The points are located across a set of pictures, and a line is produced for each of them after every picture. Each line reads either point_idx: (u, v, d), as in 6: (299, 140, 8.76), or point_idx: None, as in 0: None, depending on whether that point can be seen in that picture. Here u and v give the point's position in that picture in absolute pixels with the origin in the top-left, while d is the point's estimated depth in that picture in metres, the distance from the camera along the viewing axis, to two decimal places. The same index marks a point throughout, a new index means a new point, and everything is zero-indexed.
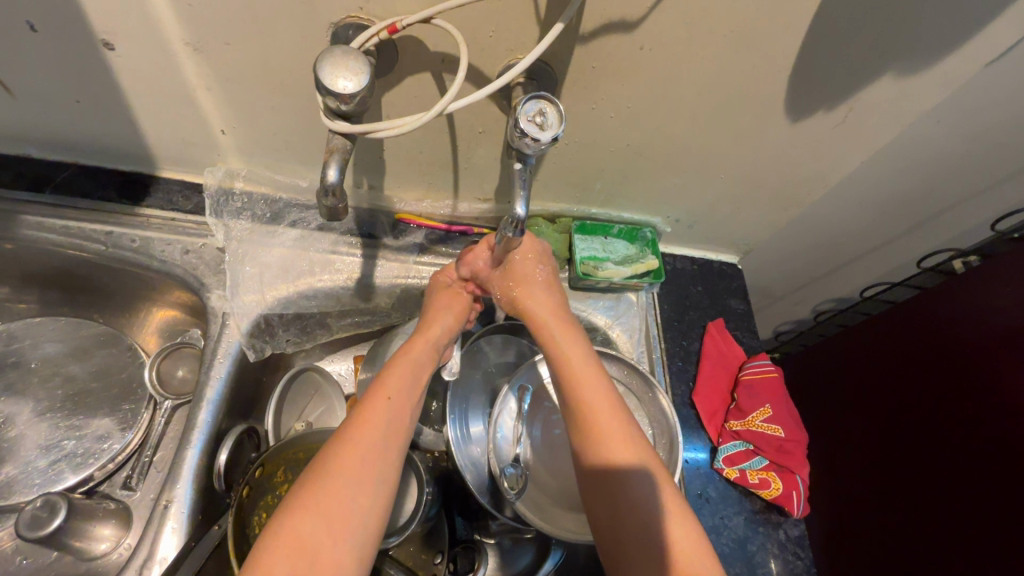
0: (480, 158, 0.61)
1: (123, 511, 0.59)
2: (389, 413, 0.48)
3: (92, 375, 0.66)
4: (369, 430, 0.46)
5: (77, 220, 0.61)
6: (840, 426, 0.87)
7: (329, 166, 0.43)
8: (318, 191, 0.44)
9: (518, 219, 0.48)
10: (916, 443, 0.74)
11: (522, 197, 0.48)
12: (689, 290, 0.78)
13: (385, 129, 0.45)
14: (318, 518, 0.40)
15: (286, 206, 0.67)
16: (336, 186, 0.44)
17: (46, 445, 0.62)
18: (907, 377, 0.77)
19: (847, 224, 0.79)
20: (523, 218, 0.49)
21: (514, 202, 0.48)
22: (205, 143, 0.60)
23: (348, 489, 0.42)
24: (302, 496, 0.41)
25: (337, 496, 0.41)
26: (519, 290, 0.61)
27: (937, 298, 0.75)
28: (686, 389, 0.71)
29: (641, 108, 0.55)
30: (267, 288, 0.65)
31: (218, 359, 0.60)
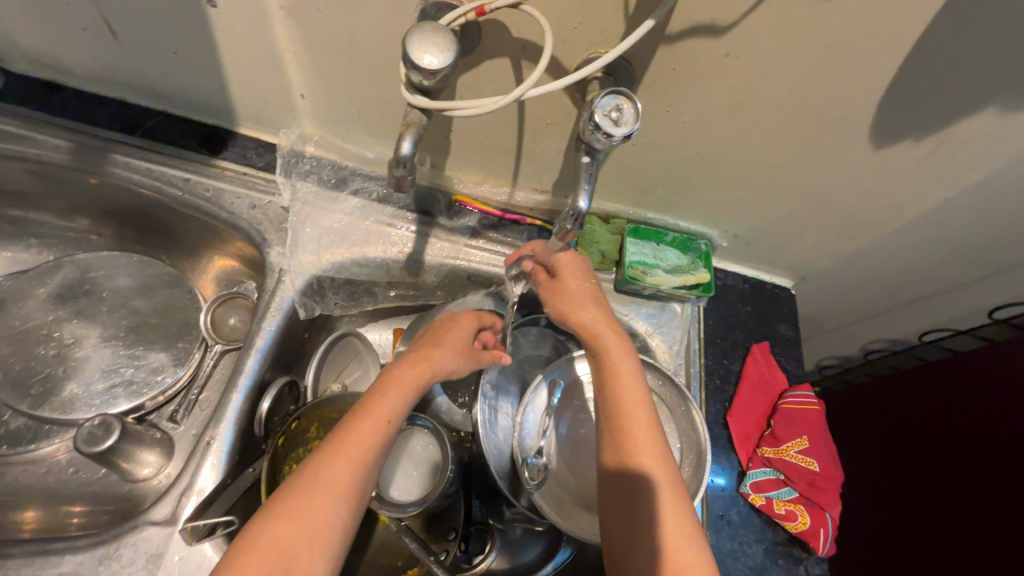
0: (544, 146, 0.61)
1: (167, 442, 0.63)
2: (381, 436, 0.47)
3: (154, 311, 0.71)
4: (360, 442, 0.45)
5: (158, 163, 0.65)
6: (880, 471, 0.84)
7: (403, 138, 0.43)
8: (391, 161, 0.45)
9: (579, 213, 0.48)
10: (954, 496, 0.71)
11: (585, 191, 0.47)
12: (737, 308, 0.76)
13: (462, 109, 0.44)
14: (304, 523, 0.41)
15: (350, 173, 0.68)
16: (407, 158, 0.44)
17: (107, 370, 0.66)
18: (955, 434, 0.73)
19: (918, 265, 0.75)
20: (585, 212, 0.48)
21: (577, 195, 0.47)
22: (285, 105, 0.63)
23: (335, 503, 0.42)
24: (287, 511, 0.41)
25: (320, 506, 0.42)
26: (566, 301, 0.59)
27: (1003, 349, 0.70)
28: (720, 408, 0.69)
29: (719, 115, 0.54)
30: (324, 252, 0.66)
31: (271, 311, 0.62)
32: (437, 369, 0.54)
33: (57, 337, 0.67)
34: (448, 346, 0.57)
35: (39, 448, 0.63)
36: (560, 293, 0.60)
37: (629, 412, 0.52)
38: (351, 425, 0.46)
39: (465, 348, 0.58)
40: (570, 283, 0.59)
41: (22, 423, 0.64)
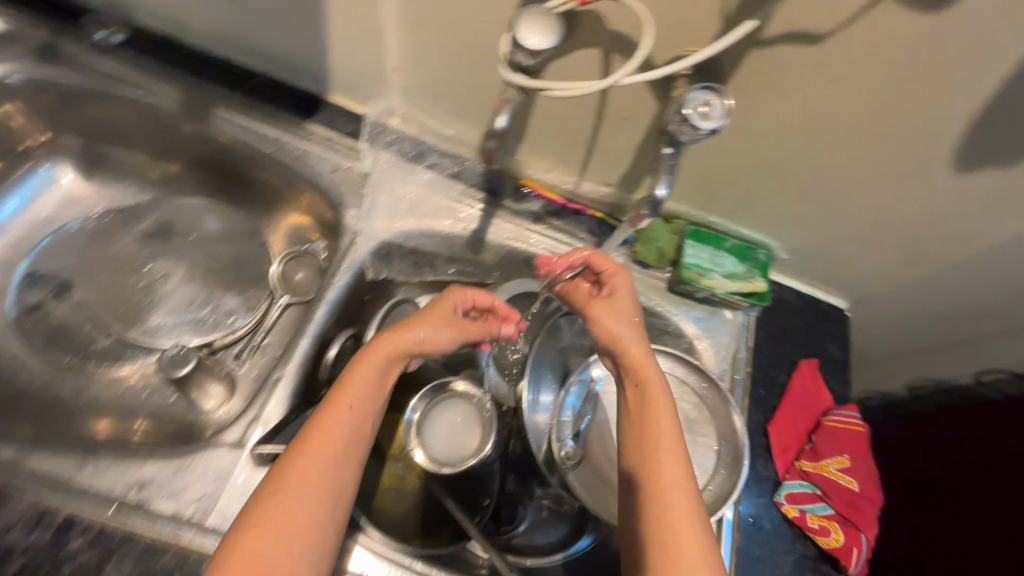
0: (618, 139, 0.63)
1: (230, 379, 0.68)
2: (348, 422, 0.47)
3: (232, 258, 0.75)
4: (324, 442, 0.46)
5: (255, 121, 0.70)
6: (900, 518, 0.75)
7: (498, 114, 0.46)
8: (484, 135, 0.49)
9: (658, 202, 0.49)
10: (983, 553, 0.64)
11: (666, 181, 0.48)
12: (789, 323, 0.75)
13: (561, 90, 0.45)
14: (274, 532, 0.41)
15: (428, 149, 0.72)
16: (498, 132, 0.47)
17: (187, 306, 0.72)
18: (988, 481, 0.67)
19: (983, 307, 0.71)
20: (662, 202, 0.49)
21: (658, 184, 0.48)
22: (377, 77, 0.66)
23: (305, 506, 0.43)
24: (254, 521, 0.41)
25: (290, 511, 0.42)
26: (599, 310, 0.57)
27: None
28: (761, 418, 0.69)
29: (800, 123, 0.54)
30: (395, 220, 0.69)
31: (342, 269, 0.66)
32: (411, 338, 0.55)
33: (148, 271, 0.72)
34: (421, 322, 0.56)
35: (116, 369, 0.68)
36: (606, 306, 0.57)
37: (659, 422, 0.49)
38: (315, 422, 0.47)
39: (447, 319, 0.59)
40: (620, 300, 0.57)
41: (110, 344, 0.69)
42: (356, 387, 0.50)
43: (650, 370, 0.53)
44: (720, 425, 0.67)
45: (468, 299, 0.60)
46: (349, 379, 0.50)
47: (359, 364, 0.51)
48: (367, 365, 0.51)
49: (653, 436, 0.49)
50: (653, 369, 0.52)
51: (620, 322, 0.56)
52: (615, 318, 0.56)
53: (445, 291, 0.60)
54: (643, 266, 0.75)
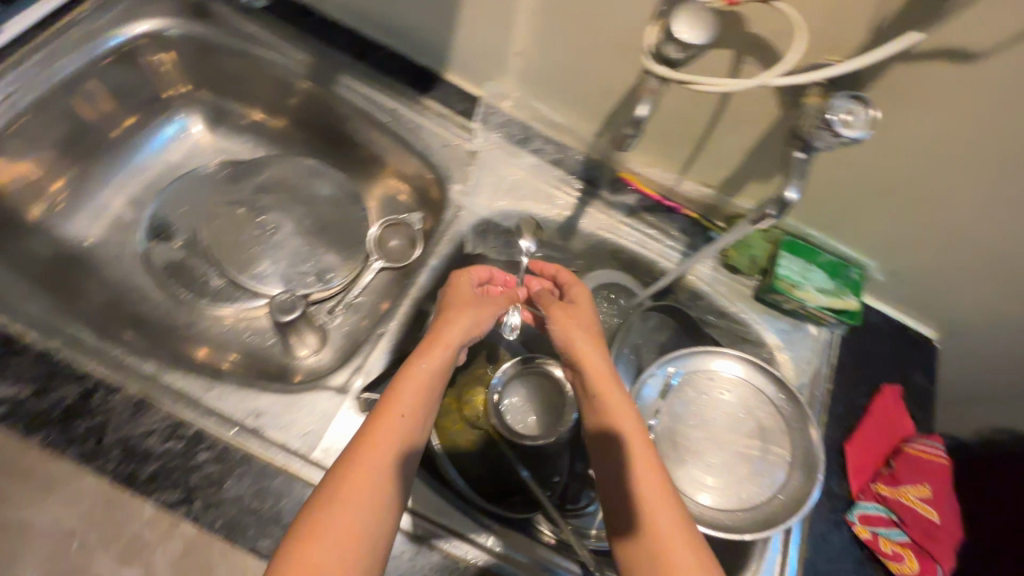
0: (729, 140, 0.64)
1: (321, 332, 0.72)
2: (400, 429, 0.48)
3: (335, 219, 0.80)
4: (373, 447, 0.46)
5: (376, 91, 0.74)
6: None
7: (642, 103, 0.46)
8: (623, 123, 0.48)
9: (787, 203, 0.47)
10: None
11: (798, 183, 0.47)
12: (875, 347, 0.74)
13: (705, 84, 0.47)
14: (328, 542, 0.41)
15: (534, 134, 0.74)
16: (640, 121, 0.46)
17: (292, 258, 0.77)
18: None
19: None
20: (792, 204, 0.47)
21: (789, 185, 0.47)
22: (498, 60, 0.69)
23: (358, 510, 0.43)
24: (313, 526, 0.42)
25: (344, 519, 0.43)
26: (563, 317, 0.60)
27: None
28: (838, 437, 0.68)
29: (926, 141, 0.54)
30: (496, 198, 0.72)
31: (444, 239, 0.69)
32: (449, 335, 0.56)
33: (261, 223, 0.78)
34: (457, 316, 0.58)
35: (223, 308, 0.74)
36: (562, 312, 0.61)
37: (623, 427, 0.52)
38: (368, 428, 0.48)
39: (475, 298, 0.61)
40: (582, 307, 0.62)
41: (223, 284, 0.75)
42: (406, 395, 0.50)
43: (596, 364, 0.57)
44: (795, 436, 0.67)
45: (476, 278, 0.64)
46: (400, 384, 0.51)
47: (409, 371, 0.52)
48: (416, 372, 0.53)
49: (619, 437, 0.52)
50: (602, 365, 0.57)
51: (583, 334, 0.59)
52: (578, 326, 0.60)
53: (449, 284, 0.62)
54: (732, 271, 0.75)
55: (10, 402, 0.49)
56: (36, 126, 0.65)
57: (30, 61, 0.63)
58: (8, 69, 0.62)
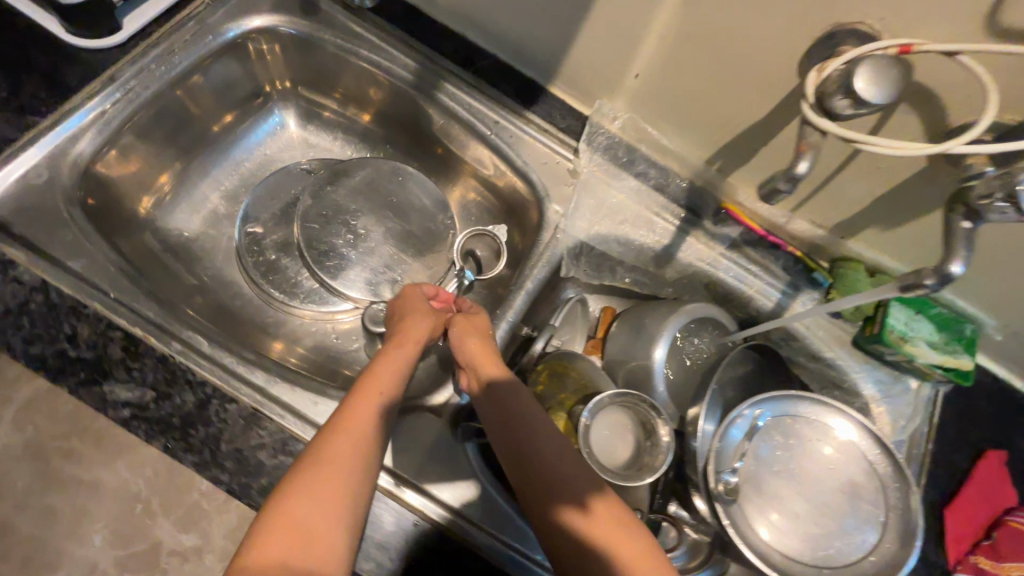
0: (857, 184, 0.60)
1: None
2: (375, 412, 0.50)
3: (423, 226, 0.80)
4: (344, 435, 0.47)
5: (479, 100, 0.71)
6: None
7: (804, 160, 0.44)
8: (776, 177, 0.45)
9: (948, 276, 0.43)
10: None
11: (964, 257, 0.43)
12: (979, 406, 0.70)
13: (878, 145, 0.43)
14: (308, 507, 0.42)
15: (640, 157, 0.71)
16: (799, 177, 0.44)
17: (380, 264, 0.77)
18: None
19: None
20: (954, 277, 0.43)
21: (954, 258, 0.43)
22: (613, 79, 0.66)
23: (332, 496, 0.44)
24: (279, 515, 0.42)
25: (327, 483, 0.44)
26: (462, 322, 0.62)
27: None
28: (935, 499, 0.66)
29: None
30: (595, 222, 0.70)
31: (540, 262, 0.68)
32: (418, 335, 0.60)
33: (352, 225, 0.77)
34: (417, 320, 0.62)
35: (313, 310, 0.75)
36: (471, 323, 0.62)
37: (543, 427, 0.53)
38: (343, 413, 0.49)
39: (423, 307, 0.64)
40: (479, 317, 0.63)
41: (314, 286, 0.76)
42: (380, 377, 0.53)
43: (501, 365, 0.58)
44: (891, 496, 0.64)
45: (423, 291, 0.67)
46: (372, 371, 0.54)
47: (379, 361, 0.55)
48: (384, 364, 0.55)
49: (528, 426, 0.53)
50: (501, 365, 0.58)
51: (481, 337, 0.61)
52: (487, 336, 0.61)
53: (396, 299, 0.66)
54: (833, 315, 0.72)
55: (135, 405, 0.50)
56: (150, 119, 0.65)
57: (150, 55, 0.63)
58: (130, 62, 0.62)
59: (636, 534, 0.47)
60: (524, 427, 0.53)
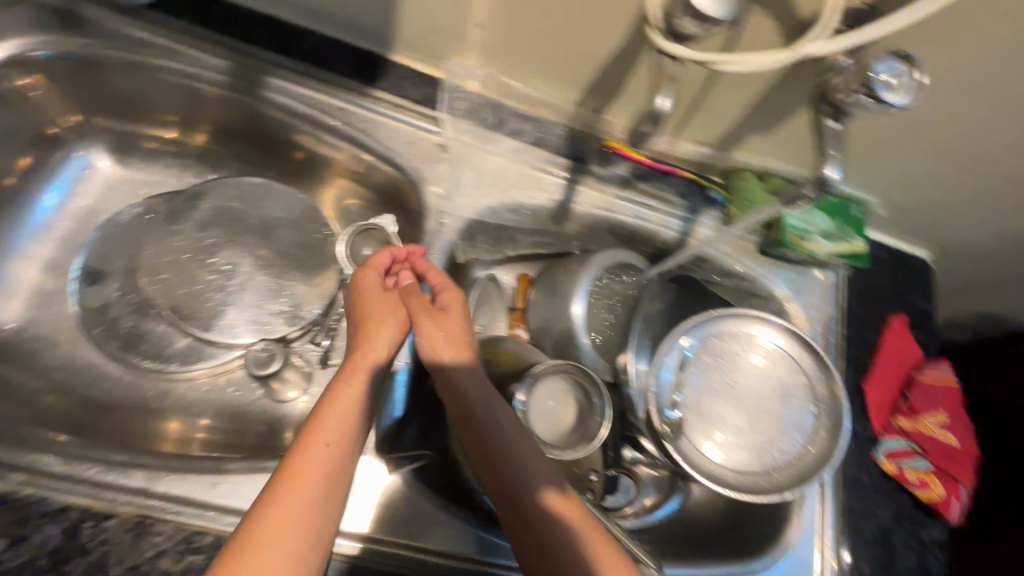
0: (727, 97, 0.58)
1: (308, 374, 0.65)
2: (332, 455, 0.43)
3: (295, 243, 0.70)
4: (297, 489, 0.40)
5: (315, 88, 0.62)
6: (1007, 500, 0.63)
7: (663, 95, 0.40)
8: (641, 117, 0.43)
9: (826, 183, 0.42)
10: None
11: (837, 160, 0.42)
12: (877, 279, 0.74)
13: (734, 63, 0.40)
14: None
15: (508, 113, 0.65)
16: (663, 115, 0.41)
17: (258, 298, 0.68)
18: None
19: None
20: (832, 183, 0.42)
21: (827, 163, 0.42)
22: (458, 35, 0.59)
23: (301, 520, 0.39)
24: (249, 543, 0.37)
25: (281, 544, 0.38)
26: (420, 319, 0.53)
27: None
28: (856, 377, 0.69)
29: (975, 77, 0.49)
30: (480, 194, 0.64)
31: (433, 253, 0.62)
32: (376, 348, 0.51)
33: (211, 264, 0.67)
34: (381, 322, 0.52)
35: (193, 371, 0.65)
36: (433, 317, 0.53)
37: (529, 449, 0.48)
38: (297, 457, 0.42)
39: (379, 294, 0.55)
40: (446, 309, 0.54)
41: (188, 343, 0.66)
42: (334, 409, 0.45)
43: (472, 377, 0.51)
44: (818, 386, 0.67)
45: (381, 271, 0.57)
46: (331, 400, 0.46)
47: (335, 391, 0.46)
48: (341, 395, 0.46)
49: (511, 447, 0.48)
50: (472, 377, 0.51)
51: (449, 334, 0.52)
52: (455, 332, 0.53)
53: (354, 274, 0.56)
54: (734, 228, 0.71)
55: None
56: None
57: None
58: None
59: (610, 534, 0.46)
60: (490, 415, 0.49)
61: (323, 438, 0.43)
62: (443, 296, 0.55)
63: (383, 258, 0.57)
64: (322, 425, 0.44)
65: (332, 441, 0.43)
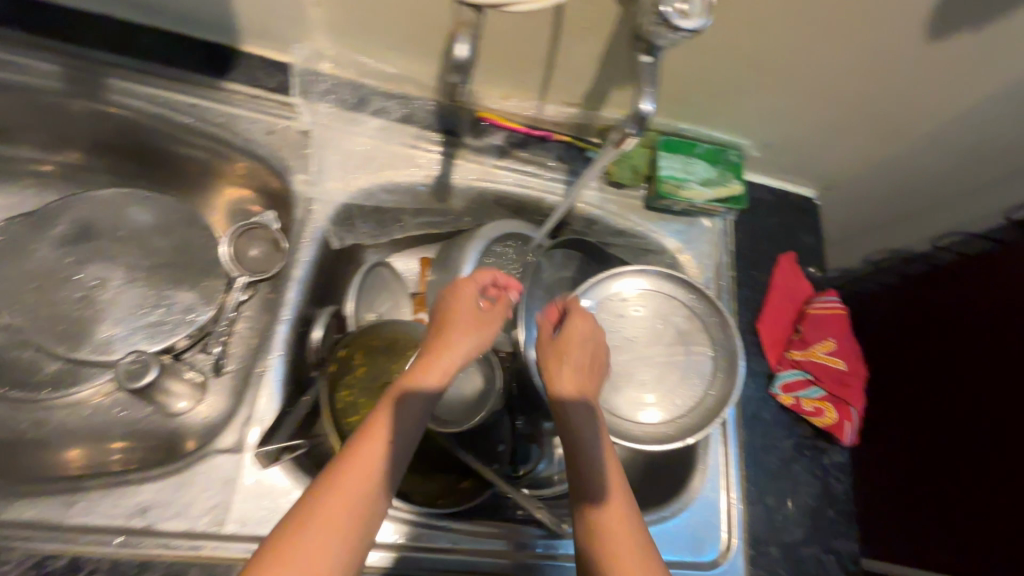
0: (577, 54, 0.58)
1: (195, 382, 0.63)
2: (383, 461, 0.45)
3: (173, 251, 0.68)
4: (343, 486, 0.43)
5: (162, 87, 0.60)
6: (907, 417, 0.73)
7: (461, 41, 0.38)
8: (446, 69, 0.40)
9: (642, 117, 0.44)
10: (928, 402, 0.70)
11: (650, 93, 0.43)
12: (764, 221, 0.76)
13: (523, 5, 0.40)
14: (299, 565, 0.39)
15: (370, 93, 0.64)
16: (465, 64, 0.39)
17: (134, 311, 0.65)
18: (993, 380, 0.63)
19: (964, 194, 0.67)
20: (647, 117, 0.44)
21: (642, 97, 0.43)
22: (297, 16, 0.57)
23: (342, 519, 0.42)
24: (297, 530, 0.40)
25: (321, 538, 0.40)
26: (552, 360, 0.57)
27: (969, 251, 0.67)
28: (750, 317, 0.71)
29: (799, 2, 0.49)
30: (350, 178, 0.63)
31: (304, 241, 0.60)
32: (455, 355, 0.53)
33: (80, 281, 0.65)
34: (466, 333, 0.55)
35: (78, 391, 0.63)
36: (559, 352, 0.58)
37: (596, 454, 0.51)
38: (351, 454, 0.44)
39: (475, 312, 0.57)
40: (568, 347, 0.58)
41: (65, 366, 0.63)
42: (391, 415, 0.47)
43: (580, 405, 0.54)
44: (713, 330, 0.68)
45: (479, 287, 0.59)
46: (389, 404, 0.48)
47: (396, 398, 0.48)
48: (404, 403, 0.48)
49: (576, 450, 0.51)
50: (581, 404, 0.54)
51: (556, 359, 0.57)
52: (563, 365, 0.56)
53: (454, 284, 0.58)
54: (618, 186, 0.72)
55: None
56: None
57: None
58: None
59: (646, 541, 0.47)
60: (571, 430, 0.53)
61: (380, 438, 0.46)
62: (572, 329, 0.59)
63: (484, 278, 0.59)
64: (379, 427, 0.46)
65: (385, 442, 0.46)
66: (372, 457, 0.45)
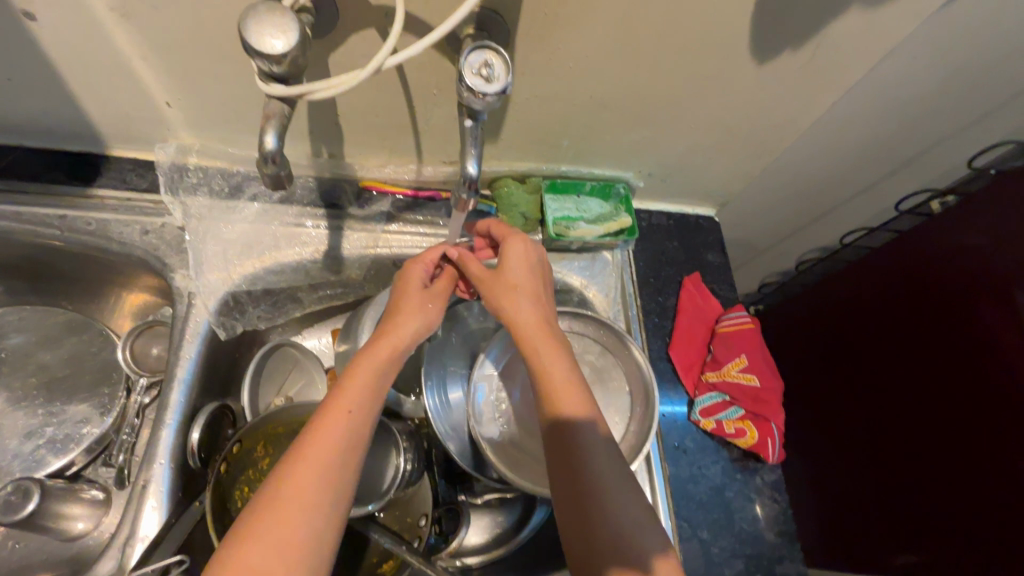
0: (437, 118, 0.59)
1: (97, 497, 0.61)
2: (348, 429, 0.43)
3: (64, 363, 0.67)
4: (310, 455, 0.41)
5: (26, 203, 0.60)
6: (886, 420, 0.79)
7: (266, 133, 0.40)
8: (258, 159, 0.41)
9: (471, 179, 0.46)
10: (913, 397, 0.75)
11: (473, 156, 0.46)
12: (665, 245, 0.76)
13: (324, 90, 0.42)
14: (269, 541, 0.36)
15: (244, 179, 0.64)
16: (275, 154, 0.41)
17: (26, 432, 0.63)
18: (967, 385, 0.68)
19: (867, 184, 0.81)
20: (476, 178, 0.47)
21: (466, 161, 0.46)
22: (153, 118, 0.58)
23: (312, 483, 0.39)
24: (265, 506, 0.38)
25: (293, 510, 0.38)
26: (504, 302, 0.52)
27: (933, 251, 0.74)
28: (662, 345, 0.70)
29: (629, 47, 0.51)
30: (233, 267, 0.63)
31: (187, 338, 0.59)
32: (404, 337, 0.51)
33: None
34: (411, 313, 0.53)
35: None
36: (499, 285, 0.54)
37: (557, 381, 0.48)
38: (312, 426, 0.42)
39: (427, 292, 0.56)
40: (510, 276, 0.54)
41: None
42: (352, 383, 0.45)
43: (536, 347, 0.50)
44: (629, 361, 0.65)
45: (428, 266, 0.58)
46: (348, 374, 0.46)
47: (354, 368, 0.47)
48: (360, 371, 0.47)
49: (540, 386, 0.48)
50: (540, 346, 0.50)
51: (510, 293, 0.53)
52: (525, 301, 0.52)
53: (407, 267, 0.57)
54: None
55: None
56: None
57: None
58: None
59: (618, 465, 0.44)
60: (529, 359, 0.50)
61: (346, 399, 0.44)
62: (507, 257, 0.55)
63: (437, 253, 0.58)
64: (343, 396, 0.45)
65: (348, 413, 0.44)
66: (340, 410, 0.44)
